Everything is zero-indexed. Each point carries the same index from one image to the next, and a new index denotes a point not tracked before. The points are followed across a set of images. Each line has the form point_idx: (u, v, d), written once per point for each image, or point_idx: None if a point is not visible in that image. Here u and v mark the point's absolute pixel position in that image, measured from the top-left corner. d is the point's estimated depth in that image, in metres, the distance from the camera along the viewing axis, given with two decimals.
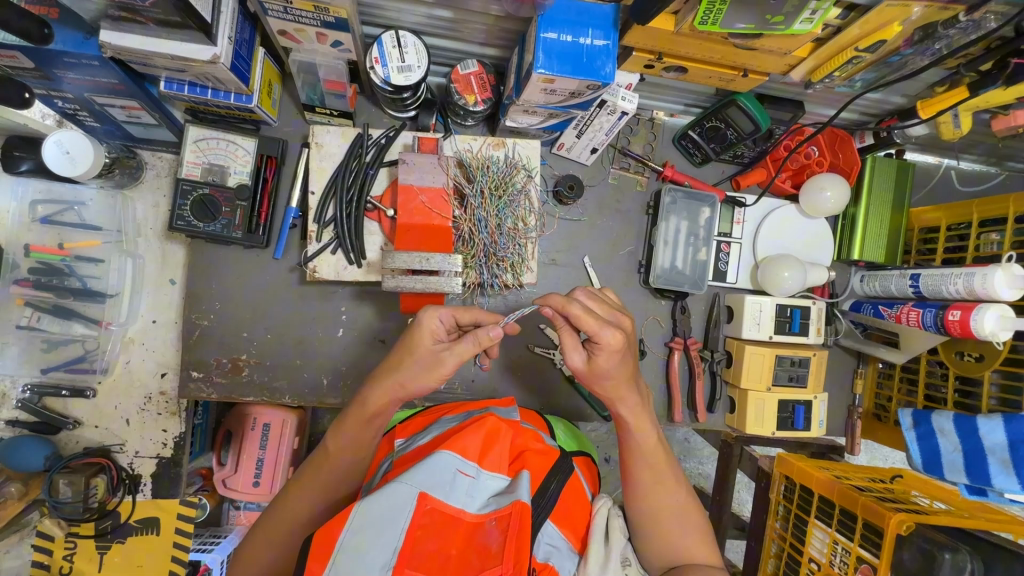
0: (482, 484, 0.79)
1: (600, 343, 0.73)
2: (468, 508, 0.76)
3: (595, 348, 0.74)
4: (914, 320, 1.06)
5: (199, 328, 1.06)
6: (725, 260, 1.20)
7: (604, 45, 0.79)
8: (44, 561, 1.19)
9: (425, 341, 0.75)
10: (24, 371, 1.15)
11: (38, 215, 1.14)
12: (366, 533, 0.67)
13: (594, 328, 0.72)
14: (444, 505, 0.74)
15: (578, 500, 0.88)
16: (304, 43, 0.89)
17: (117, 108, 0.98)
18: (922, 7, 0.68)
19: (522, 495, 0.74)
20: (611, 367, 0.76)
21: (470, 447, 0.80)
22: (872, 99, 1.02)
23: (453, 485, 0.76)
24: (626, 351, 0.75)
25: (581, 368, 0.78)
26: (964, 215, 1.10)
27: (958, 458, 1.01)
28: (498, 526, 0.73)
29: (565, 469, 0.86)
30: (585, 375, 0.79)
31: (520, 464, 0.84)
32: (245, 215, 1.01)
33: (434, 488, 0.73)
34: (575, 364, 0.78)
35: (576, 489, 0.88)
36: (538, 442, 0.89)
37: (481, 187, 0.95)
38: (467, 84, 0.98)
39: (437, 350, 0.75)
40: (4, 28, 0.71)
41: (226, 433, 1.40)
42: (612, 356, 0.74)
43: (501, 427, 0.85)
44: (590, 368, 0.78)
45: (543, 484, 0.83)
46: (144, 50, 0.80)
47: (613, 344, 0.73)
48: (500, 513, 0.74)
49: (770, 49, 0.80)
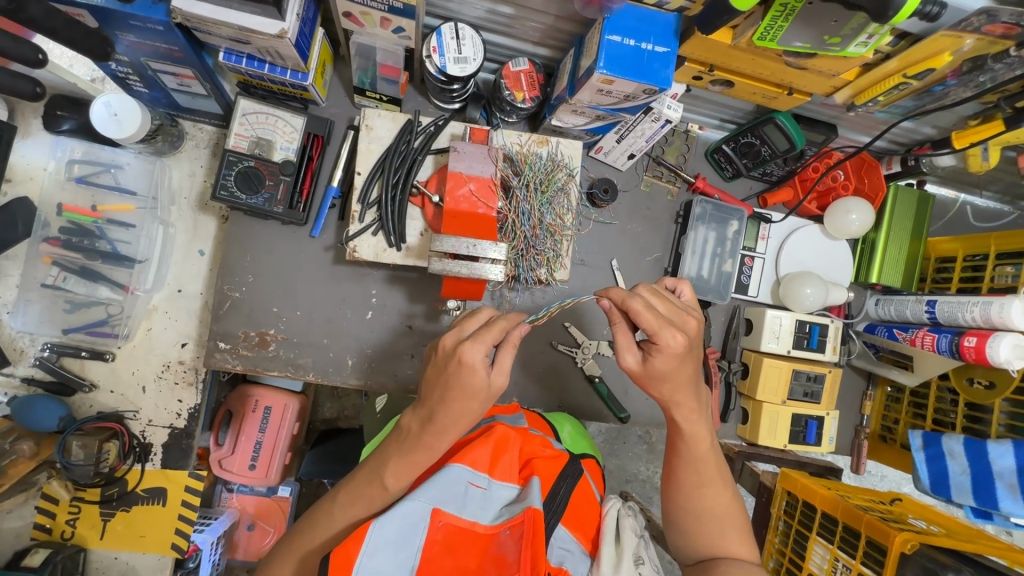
0: (493, 495, 0.81)
1: (661, 344, 0.76)
2: (481, 519, 0.78)
3: (654, 350, 0.77)
4: (929, 345, 1.09)
5: (230, 299, 1.06)
6: (748, 274, 1.23)
7: (664, 52, 0.81)
8: (47, 525, 1.17)
9: (477, 378, 0.71)
10: (45, 329, 1.14)
11: (74, 175, 1.13)
12: (382, 554, 0.70)
13: (657, 330, 0.75)
14: (456, 518, 0.76)
15: (588, 503, 0.89)
16: (366, 27, 0.90)
17: (170, 75, 0.99)
18: (973, 39, 0.71)
19: (534, 503, 0.75)
20: (668, 369, 0.79)
21: (479, 460, 0.82)
22: (907, 128, 1.06)
23: (465, 498, 0.79)
24: (688, 354, 0.79)
25: (636, 368, 0.80)
26: (982, 247, 1.13)
27: (966, 481, 1.04)
28: (511, 535, 0.74)
29: (574, 472, 0.86)
30: (638, 376, 0.81)
31: (530, 471, 0.84)
32: (288, 190, 1.02)
33: (447, 503, 0.77)
34: (628, 363, 0.80)
35: (585, 491, 0.89)
36: (547, 448, 0.89)
37: (528, 179, 0.98)
38: (517, 80, 1.00)
39: (491, 383, 0.73)
40: None
41: (227, 412, 1.35)
42: (670, 358, 0.77)
43: (510, 435, 0.85)
44: (644, 369, 0.80)
45: (554, 488, 0.84)
46: (215, 18, 0.81)
47: (672, 347, 0.76)
48: (513, 522, 0.75)
49: (819, 70, 0.83)
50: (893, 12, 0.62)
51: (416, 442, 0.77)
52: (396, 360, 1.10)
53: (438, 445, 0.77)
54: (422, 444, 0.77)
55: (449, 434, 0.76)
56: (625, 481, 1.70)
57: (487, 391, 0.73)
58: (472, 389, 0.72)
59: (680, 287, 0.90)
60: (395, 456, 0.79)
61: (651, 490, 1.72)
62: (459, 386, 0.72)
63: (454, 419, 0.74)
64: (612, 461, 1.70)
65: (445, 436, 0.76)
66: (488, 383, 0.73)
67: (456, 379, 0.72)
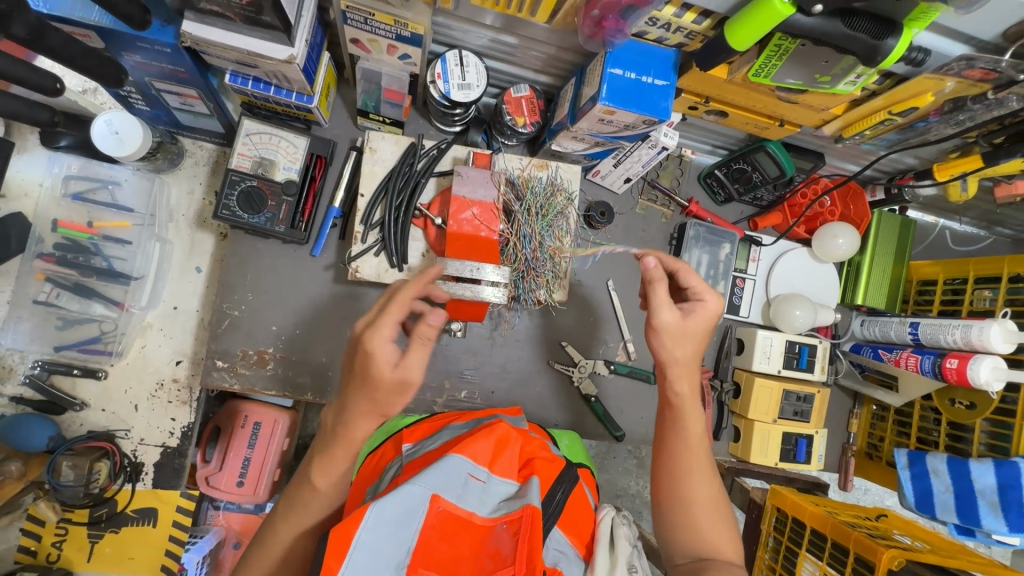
0: (492, 489, 0.83)
1: (704, 303, 0.87)
2: (479, 511, 0.80)
3: (695, 308, 0.87)
4: (913, 365, 1.13)
5: (229, 317, 1.05)
6: (740, 295, 1.26)
7: (663, 85, 0.85)
8: (32, 547, 1.14)
9: (381, 372, 0.72)
10: (35, 347, 1.12)
11: (70, 191, 1.12)
12: (379, 532, 0.70)
13: (702, 289, 0.87)
14: (454, 506, 0.77)
15: (581, 506, 0.90)
16: (373, 53, 0.93)
17: (173, 95, 0.99)
18: (954, 82, 0.75)
19: (533, 500, 0.77)
20: (700, 332, 0.86)
21: (480, 454, 0.83)
22: (892, 158, 1.11)
23: (464, 489, 0.80)
24: (705, 336, 0.89)
25: (673, 325, 0.84)
26: (961, 271, 1.18)
27: (949, 499, 1.08)
28: (508, 530, 0.75)
29: (571, 477, 0.88)
30: (671, 333, 0.85)
31: (530, 471, 0.86)
32: (290, 210, 1.03)
33: (447, 492, 0.77)
34: (665, 318, 0.84)
35: (580, 496, 0.90)
36: (545, 450, 0.91)
37: (528, 205, 1.00)
38: (518, 106, 1.03)
39: (397, 376, 0.72)
40: (111, 11, 0.73)
41: (215, 428, 1.30)
42: (704, 320, 0.86)
43: (510, 434, 0.88)
44: (680, 326, 0.85)
45: (551, 491, 0.85)
46: (225, 44, 0.82)
47: (711, 307, 0.87)
48: (510, 517, 0.76)
49: (809, 104, 0.87)
50: (881, 57, 0.66)
51: (336, 437, 0.78)
52: None
53: (353, 437, 0.77)
54: (341, 438, 0.77)
55: (359, 427, 0.76)
56: (615, 496, 1.70)
57: (390, 385, 0.72)
58: (377, 382, 0.72)
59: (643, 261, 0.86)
60: (321, 454, 0.79)
61: (641, 506, 1.74)
62: (367, 379, 0.73)
63: (360, 412, 0.75)
64: (601, 476, 1.71)
65: (355, 425, 0.76)
66: (390, 374, 0.72)
67: (359, 370, 0.73)
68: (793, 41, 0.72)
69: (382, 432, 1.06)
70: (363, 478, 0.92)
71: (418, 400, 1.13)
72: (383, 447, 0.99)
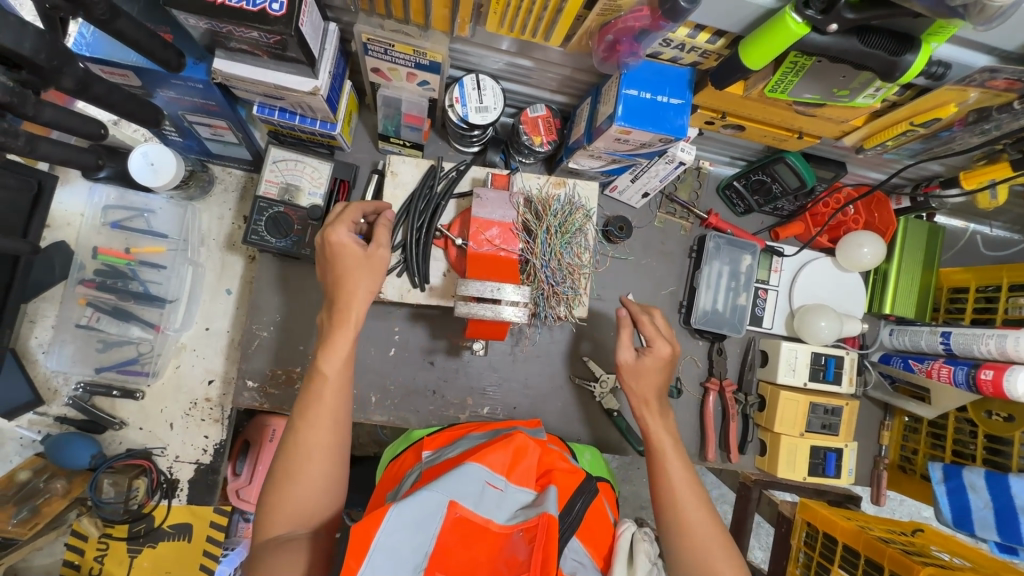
0: (510, 497, 0.84)
1: (653, 349, 0.98)
2: (496, 518, 0.80)
3: (647, 352, 0.98)
4: (945, 376, 1.10)
5: (259, 338, 1.09)
6: (762, 306, 1.25)
7: (679, 104, 0.85)
8: (76, 561, 1.19)
9: (353, 253, 0.86)
10: (78, 368, 1.17)
11: (109, 220, 1.18)
12: (397, 536, 0.72)
13: (653, 336, 0.99)
14: (471, 512, 0.78)
15: (599, 519, 0.89)
16: (393, 81, 0.95)
17: (205, 126, 1.04)
18: (977, 93, 0.74)
19: (550, 509, 0.77)
20: (649, 369, 0.98)
21: (496, 463, 0.85)
22: (918, 166, 1.09)
23: (481, 496, 0.81)
24: (666, 370, 1.00)
25: (630, 364, 0.99)
26: (994, 278, 1.15)
27: (989, 515, 1.05)
28: (524, 537, 0.76)
29: (590, 488, 0.88)
30: (625, 371, 1.00)
31: (548, 480, 0.88)
32: (315, 233, 1.06)
33: (464, 498, 0.78)
34: (623, 358, 0.99)
35: (598, 509, 0.89)
36: (564, 462, 0.92)
37: (549, 224, 1.00)
38: (535, 126, 1.05)
39: (373, 253, 0.88)
40: (149, 57, 0.76)
41: (245, 442, 1.32)
42: (654, 361, 0.98)
43: (528, 444, 0.90)
44: (634, 365, 0.99)
45: (569, 501, 0.85)
46: (253, 79, 0.86)
47: (661, 354, 0.98)
48: (526, 525, 0.77)
49: (828, 117, 0.87)
50: (900, 73, 0.66)
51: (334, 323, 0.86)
52: (417, 396, 1.14)
53: (349, 314, 0.85)
54: (338, 323, 0.85)
55: (353, 303, 0.86)
56: (639, 509, 1.67)
57: (367, 263, 0.87)
58: (357, 262, 0.86)
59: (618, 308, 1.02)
60: (322, 343, 0.85)
61: None
62: (343, 267, 0.86)
63: (349, 294, 0.86)
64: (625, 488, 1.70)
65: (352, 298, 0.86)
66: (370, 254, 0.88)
67: (342, 258, 0.86)
68: (808, 58, 0.72)
69: (401, 442, 1.08)
70: (385, 485, 0.95)
71: (441, 416, 1.14)
72: (405, 454, 1.01)
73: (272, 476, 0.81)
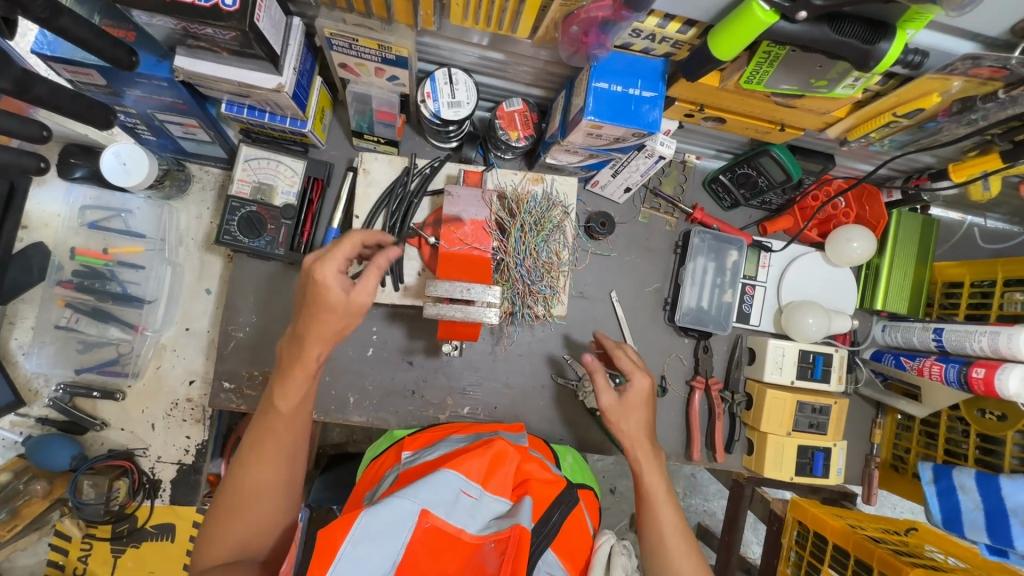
0: (484, 506, 0.82)
1: (635, 382, 0.97)
2: (468, 528, 0.79)
3: (628, 387, 0.96)
4: (937, 375, 1.07)
5: (235, 338, 1.08)
6: (749, 302, 1.22)
7: (652, 97, 0.82)
8: (60, 561, 1.20)
9: (332, 293, 0.75)
10: (58, 370, 1.18)
11: (86, 220, 1.18)
12: (366, 544, 0.71)
13: (630, 369, 0.97)
14: (443, 522, 0.77)
15: (578, 530, 0.88)
16: (361, 76, 0.93)
17: (176, 125, 1.02)
18: (961, 81, 0.71)
19: (522, 521, 0.76)
20: (637, 406, 0.96)
21: (473, 470, 0.84)
22: (907, 158, 1.05)
23: (455, 505, 0.80)
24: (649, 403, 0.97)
25: (613, 406, 0.95)
26: (989, 273, 1.11)
27: (979, 517, 1.02)
28: (496, 549, 0.76)
29: (569, 500, 0.87)
30: (612, 411, 0.95)
31: (524, 490, 0.86)
32: (289, 233, 1.04)
33: (436, 506, 0.77)
34: (604, 401, 0.95)
35: (576, 519, 0.88)
36: (545, 472, 0.90)
37: (522, 221, 0.97)
38: (511, 120, 1.02)
39: (353, 299, 0.76)
40: (99, 56, 0.74)
41: (237, 441, 1.29)
42: (638, 394, 0.96)
43: (507, 450, 0.89)
44: (620, 404, 0.96)
45: (546, 513, 0.84)
46: (215, 76, 0.84)
47: (642, 387, 0.97)
48: (498, 536, 0.76)
49: (809, 108, 0.83)
50: (874, 62, 0.63)
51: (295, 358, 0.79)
52: (397, 396, 1.13)
53: (307, 354, 0.78)
54: (295, 357, 0.79)
55: (311, 346, 0.78)
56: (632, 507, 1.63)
57: (342, 309, 0.76)
58: (331, 304, 0.75)
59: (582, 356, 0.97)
60: (278, 377, 0.81)
61: None
62: (320, 305, 0.76)
63: (315, 336, 0.77)
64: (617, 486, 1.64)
65: (307, 342, 0.77)
66: (347, 300, 0.76)
67: (314, 298, 0.75)
68: (781, 47, 0.68)
69: (384, 440, 1.07)
70: (363, 485, 0.94)
71: (421, 416, 1.13)
72: (386, 453, 1.00)
73: (219, 507, 0.81)
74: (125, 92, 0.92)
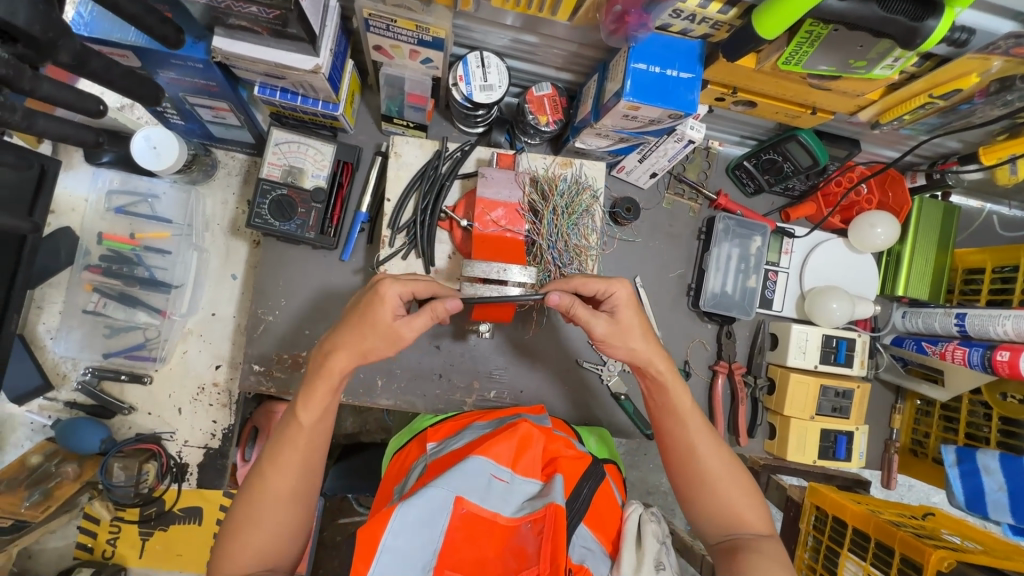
0: (516, 489, 0.83)
1: (616, 295, 0.84)
2: (503, 511, 0.80)
3: (615, 305, 0.84)
4: (960, 358, 1.08)
5: (264, 322, 1.09)
6: (772, 289, 1.23)
7: (689, 78, 0.83)
8: (89, 544, 1.21)
9: (385, 314, 0.78)
10: (87, 354, 1.18)
11: (113, 205, 1.18)
12: (404, 535, 0.72)
13: (606, 284, 0.83)
14: (478, 508, 0.78)
15: (607, 504, 0.88)
16: (395, 59, 0.93)
17: (206, 108, 1.02)
18: (1001, 61, 0.72)
19: (556, 499, 0.77)
20: (632, 322, 0.85)
21: (502, 455, 0.84)
22: (934, 143, 1.06)
23: (488, 490, 0.80)
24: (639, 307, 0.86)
25: (608, 331, 0.84)
26: (1012, 258, 1.11)
27: (1003, 498, 1.04)
28: (533, 529, 0.76)
29: (597, 473, 0.86)
30: (607, 338, 0.85)
31: (553, 468, 0.86)
32: (319, 216, 1.05)
33: (470, 493, 0.78)
34: (598, 330, 0.84)
35: (606, 493, 0.88)
36: (570, 448, 0.90)
37: (555, 204, 0.98)
38: (541, 105, 1.02)
39: (396, 326, 0.79)
40: (146, 33, 0.75)
41: (254, 429, 1.26)
42: (630, 306, 0.85)
43: (533, 433, 0.87)
44: (613, 325, 0.85)
45: (577, 487, 0.83)
46: (253, 57, 0.84)
47: (626, 295, 0.84)
48: (533, 516, 0.77)
49: (843, 91, 0.84)
50: (921, 40, 0.64)
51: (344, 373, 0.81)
52: (424, 380, 1.13)
53: (333, 368, 0.81)
54: (322, 370, 0.82)
55: (338, 358, 0.81)
56: (647, 494, 1.62)
57: (386, 332, 0.79)
58: (378, 325, 0.79)
59: (546, 299, 0.81)
60: (303, 389, 0.83)
61: (674, 503, 1.64)
62: (367, 320, 0.79)
63: (347, 347, 0.80)
64: (632, 474, 1.62)
65: (341, 357, 0.81)
66: (392, 326, 0.79)
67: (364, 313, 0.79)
68: (824, 27, 0.69)
69: (406, 433, 1.08)
70: (391, 478, 0.95)
71: (448, 400, 1.14)
72: (411, 444, 1.01)
73: (232, 519, 0.80)
74: (157, 74, 0.93)
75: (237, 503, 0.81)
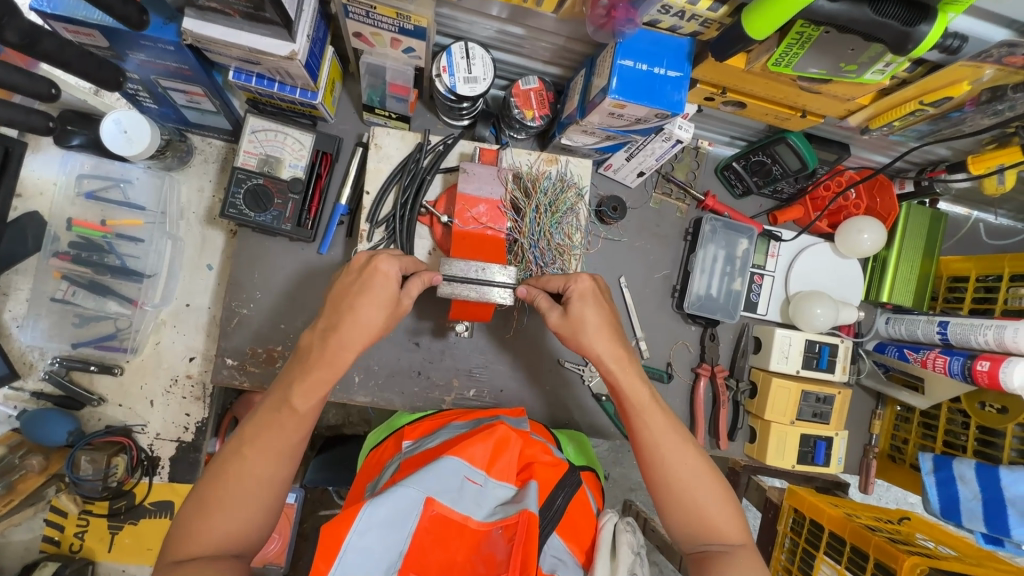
0: (488, 492, 0.82)
1: (575, 287, 0.84)
2: (474, 515, 0.79)
3: (572, 297, 0.84)
4: (941, 367, 1.07)
5: (238, 315, 1.06)
6: (757, 292, 1.21)
7: (677, 77, 0.81)
8: (55, 537, 1.18)
9: (383, 284, 0.78)
10: (53, 344, 1.14)
11: (83, 189, 1.13)
12: (371, 534, 0.69)
13: (564, 280, 0.85)
14: (449, 510, 0.77)
15: (582, 513, 0.87)
16: (376, 47, 0.90)
17: (180, 92, 0.98)
18: (993, 70, 0.71)
19: (530, 506, 0.75)
20: (586, 315, 0.84)
21: (477, 456, 0.82)
22: (924, 149, 1.06)
23: (460, 492, 0.79)
24: (600, 298, 0.86)
25: (562, 326, 0.84)
26: (995, 268, 1.11)
27: (977, 506, 1.04)
28: (503, 536, 0.75)
29: (572, 481, 0.86)
30: (564, 332, 0.85)
31: (528, 474, 0.85)
32: (296, 208, 1.02)
33: (440, 494, 0.76)
34: (551, 323, 0.85)
35: (580, 501, 0.87)
36: (546, 454, 0.89)
37: (538, 202, 0.96)
38: (527, 99, 1.00)
39: (399, 302, 0.80)
40: (106, 12, 0.72)
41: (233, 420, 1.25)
42: (586, 300, 0.84)
43: (510, 436, 0.85)
44: (568, 321, 0.84)
45: (551, 496, 0.82)
46: (225, 41, 0.81)
47: (587, 288, 0.84)
48: (505, 522, 0.76)
49: (833, 94, 0.82)
50: (913, 45, 0.62)
51: (319, 359, 0.78)
52: (402, 377, 1.11)
53: (340, 356, 0.78)
54: (325, 355, 0.78)
55: (347, 344, 0.78)
56: (629, 492, 1.62)
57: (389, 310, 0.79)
58: (383, 297, 0.78)
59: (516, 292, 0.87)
60: (301, 370, 0.79)
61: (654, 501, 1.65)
62: (373, 297, 0.78)
63: (356, 331, 0.78)
64: (614, 472, 1.62)
65: (351, 346, 0.78)
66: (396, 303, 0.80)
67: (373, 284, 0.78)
68: (816, 28, 0.67)
69: (384, 430, 1.06)
70: (365, 475, 0.94)
71: (426, 398, 1.12)
72: (386, 442, 0.99)
73: (196, 499, 0.74)
74: (125, 56, 0.88)
75: (206, 481, 0.76)
